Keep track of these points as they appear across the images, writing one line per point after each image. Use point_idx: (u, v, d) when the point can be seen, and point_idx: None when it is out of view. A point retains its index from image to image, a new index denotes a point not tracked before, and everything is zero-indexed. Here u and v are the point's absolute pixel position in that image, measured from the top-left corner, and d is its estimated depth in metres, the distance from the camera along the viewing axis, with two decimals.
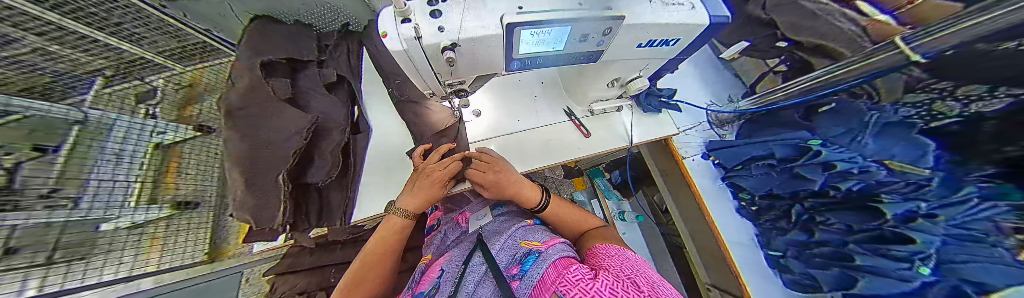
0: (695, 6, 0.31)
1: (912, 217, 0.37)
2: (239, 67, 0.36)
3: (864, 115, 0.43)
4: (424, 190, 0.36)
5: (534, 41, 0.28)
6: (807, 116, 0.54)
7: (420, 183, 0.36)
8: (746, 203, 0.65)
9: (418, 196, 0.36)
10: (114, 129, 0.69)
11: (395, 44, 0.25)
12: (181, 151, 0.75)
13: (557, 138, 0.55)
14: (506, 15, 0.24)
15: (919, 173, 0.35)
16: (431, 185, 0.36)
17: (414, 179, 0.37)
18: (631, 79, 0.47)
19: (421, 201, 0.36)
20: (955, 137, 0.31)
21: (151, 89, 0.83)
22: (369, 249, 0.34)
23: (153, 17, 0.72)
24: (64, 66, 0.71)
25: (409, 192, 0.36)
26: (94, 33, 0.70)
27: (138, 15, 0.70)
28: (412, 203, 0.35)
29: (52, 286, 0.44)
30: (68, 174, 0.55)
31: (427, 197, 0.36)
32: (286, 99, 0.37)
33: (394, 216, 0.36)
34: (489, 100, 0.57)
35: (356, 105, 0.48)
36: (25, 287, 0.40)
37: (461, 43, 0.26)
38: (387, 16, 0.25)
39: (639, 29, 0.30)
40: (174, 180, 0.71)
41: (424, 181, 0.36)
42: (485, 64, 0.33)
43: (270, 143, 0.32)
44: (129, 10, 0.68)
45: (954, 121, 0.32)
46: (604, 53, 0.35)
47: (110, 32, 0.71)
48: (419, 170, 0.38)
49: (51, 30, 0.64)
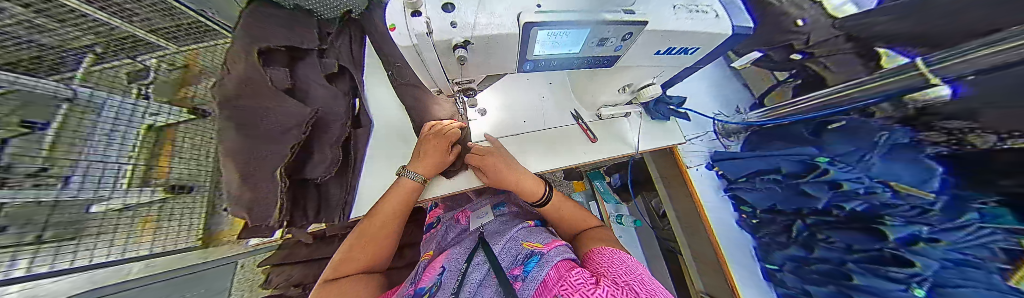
0: (718, 14, 0.30)
1: (914, 241, 0.37)
2: (235, 50, 0.33)
3: (876, 135, 0.42)
4: (433, 155, 0.42)
5: (550, 42, 0.26)
6: (816, 132, 0.53)
7: (430, 150, 0.42)
8: (746, 216, 0.66)
9: (430, 160, 0.42)
10: (104, 109, 0.65)
11: (404, 39, 0.23)
12: (176, 135, 0.72)
13: (563, 142, 0.54)
14: (524, 13, 0.22)
15: (924, 196, 0.35)
16: (438, 152, 0.42)
17: (422, 148, 0.42)
18: (642, 86, 0.46)
19: (433, 165, 0.42)
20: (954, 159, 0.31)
21: (144, 68, 0.80)
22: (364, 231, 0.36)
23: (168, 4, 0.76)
24: (53, 41, 0.67)
25: (423, 157, 0.42)
26: (82, 6, 0.68)
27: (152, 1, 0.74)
28: (425, 167, 0.41)
29: (39, 269, 0.41)
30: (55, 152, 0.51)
31: (436, 163, 0.42)
32: (285, 91, 0.35)
33: (405, 179, 0.40)
34: (496, 100, 0.56)
35: (356, 97, 0.49)
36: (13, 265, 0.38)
37: (474, 41, 0.24)
38: (395, 7, 0.23)
39: (661, 36, 0.28)
40: (169, 164, 0.68)
41: (433, 148, 0.42)
42: (496, 64, 0.31)
43: (268, 137, 0.30)
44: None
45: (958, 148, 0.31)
46: (620, 58, 0.34)
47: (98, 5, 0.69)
48: (426, 139, 0.43)
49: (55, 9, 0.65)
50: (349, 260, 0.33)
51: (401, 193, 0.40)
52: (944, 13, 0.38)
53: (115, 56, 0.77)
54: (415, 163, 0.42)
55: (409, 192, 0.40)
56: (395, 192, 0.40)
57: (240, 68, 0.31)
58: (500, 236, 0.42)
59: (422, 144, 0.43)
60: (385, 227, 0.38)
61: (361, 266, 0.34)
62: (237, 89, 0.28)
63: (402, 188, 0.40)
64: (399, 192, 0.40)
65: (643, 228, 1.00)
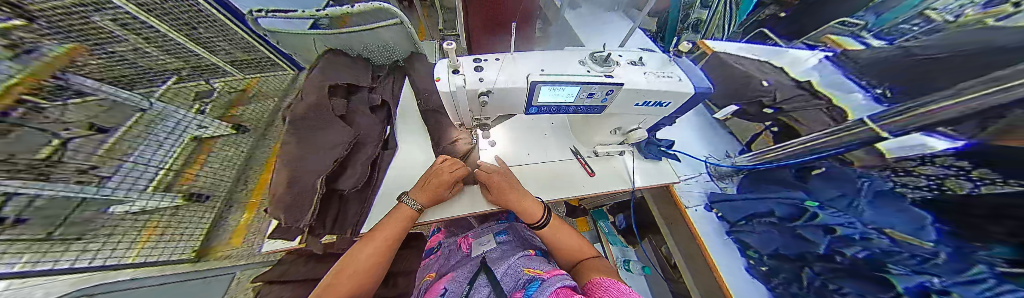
0: (681, 79, 0.39)
1: (927, 293, 0.32)
2: (314, 87, 0.49)
3: (858, 182, 0.47)
4: (431, 190, 0.43)
5: (552, 94, 0.35)
6: (801, 177, 0.58)
7: (430, 181, 0.44)
8: (754, 262, 0.61)
9: (428, 193, 0.43)
10: (169, 118, 0.87)
11: (444, 86, 0.31)
12: (213, 144, 0.93)
13: (565, 174, 0.59)
14: (532, 75, 0.32)
15: (924, 246, 0.34)
16: (437, 185, 0.44)
17: (425, 178, 0.45)
18: (631, 129, 0.53)
19: (430, 196, 0.43)
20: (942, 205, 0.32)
21: (209, 89, 1.07)
22: (360, 256, 0.36)
23: (235, 33, 0.99)
24: (150, 63, 0.92)
25: (423, 184, 0.44)
26: (175, 36, 0.90)
27: (223, 29, 0.96)
28: (425, 194, 0.43)
29: (39, 265, 0.42)
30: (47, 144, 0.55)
31: (433, 195, 0.43)
32: (338, 117, 0.46)
33: (402, 204, 0.42)
34: (507, 133, 0.64)
35: (389, 124, 0.57)
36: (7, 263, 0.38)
37: (494, 91, 0.32)
38: (442, 67, 0.33)
39: (637, 93, 0.37)
40: (194, 172, 0.84)
41: (433, 179, 0.44)
42: (510, 108, 0.39)
43: (318, 148, 0.39)
44: (219, 26, 0.94)
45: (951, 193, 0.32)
46: (608, 108, 0.42)
47: (197, 39, 0.95)
48: (430, 171, 0.46)
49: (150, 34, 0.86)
50: (334, 287, 0.31)
51: (399, 216, 0.41)
52: (921, 87, 0.43)
53: (191, 79, 1.04)
54: (415, 190, 0.43)
55: (406, 217, 0.41)
56: (393, 215, 0.41)
57: (313, 100, 0.46)
58: (501, 262, 0.42)
59: (427, 175, 0.45)
60: (379, 252, 0.37)
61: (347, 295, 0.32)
62: (304, 115, 0.42)
63: (399, 213, 0.41)
64: (397, 215, 0.41)
65: (654, 277, 0.92)
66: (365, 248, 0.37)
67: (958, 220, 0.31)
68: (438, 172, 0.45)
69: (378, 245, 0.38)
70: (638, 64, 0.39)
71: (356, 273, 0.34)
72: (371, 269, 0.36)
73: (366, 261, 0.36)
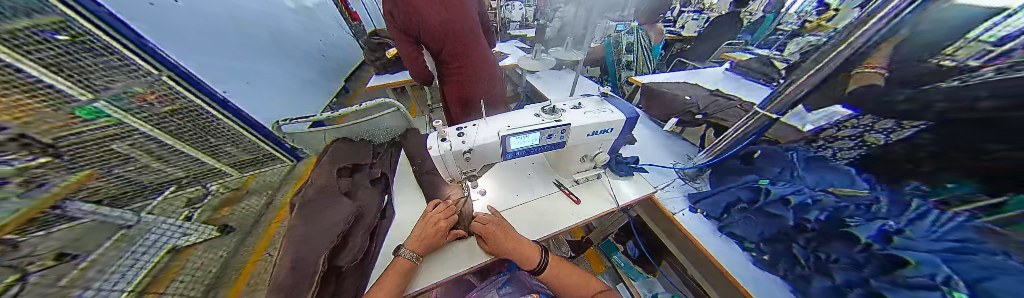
0: (611, 112, 0.54)
1: (888, 236, 0.39)
2: (322, 171, 0.59)
3: (787, 155, 0.60)
4: (428, 234, 0.45)
5: (519, 141, 0.45)
6: (748, 162, 0.69)
7: (426, 228, 0.46)
8: (755, 253, 0.58)
9: (425, 239, 0.45)
10: (151, 231, 0.67)
11: (436, 152, 0.40)
12: (190, 254, 0.70)
13: (552, 206, 0.63)
14: (501, 131, 0.43)
15: (861, 193, 0.45)
16: (433, 230, 0.46)
17: (419, 226, 0.47)
18: (595, 155, 0.64)
19: (426, 243, 0.45)
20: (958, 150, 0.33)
21: (206, 192, 0.89)
22: None
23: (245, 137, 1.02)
24: (151, 179, 0.76)
25: (416, 234, 0.45)
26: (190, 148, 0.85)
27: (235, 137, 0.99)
28: (417, 245, 0.44)
29: None
30: (82, 273, 0.47)
31: (431, 240, 0.45)
32: (343, 194, 0.54)
33: (399, 257, 0.42)
34: (493, 181, 0.70)
35: (388, 193, 0.60)
36: None
37: (474, 147, 0.42)
38: (432, 137, 0.43)
39: (581, 127, 0.49)
40: (166, 286, 0.60)
41: (431, 226, 0.47)
42: (490, 157, 0.48)
43: (321, 228, 0.46)
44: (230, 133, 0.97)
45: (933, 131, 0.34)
46: (566, 142, 0.52)
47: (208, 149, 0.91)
48: (425, 217, 0.49)
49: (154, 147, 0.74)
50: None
51: (393, 274, 0.39)
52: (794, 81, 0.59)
53: (189, 185, 0.86)
54: (409, 241, 0.44)
55: (401, 271, 0.40)
56: (388, 274, 0.39)
57: (320, 183, 0.55)
58: None
59: (421, 222, 0.48)
60: None
61: None
62: (308, 200, 0.51)
63: (395, 268, 0.40)
64: (392, 272, 0.39)
65: None
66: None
67: (919, 166, 0.38)
68: (432, 216, 0.49)
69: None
70: (578, 107, 0.53)
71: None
72: None
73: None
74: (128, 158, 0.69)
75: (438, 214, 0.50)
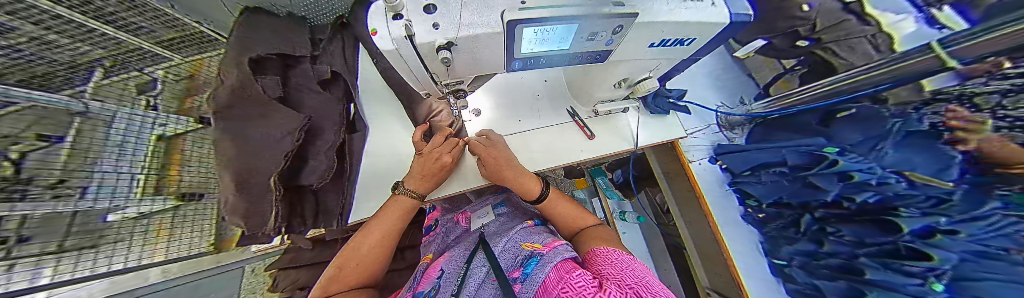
0: (715, 1, 0.28)
1: (930, 233, 0.37)
2: (227, 61, 0.36)
3: (886, 123, 0.42)
4: (427, 174, 0.42)
5: (535, 39, 0.25)
6: (825, 121, 0.53)
7: (422, 166, 0.42)
8: (752, 210, 0.68)
9: (426, 178, 0.43)
10: (113, 124, 0.59)
11: (385, 43, 0.23)
12: (183, 142, 0.63)
13: (561, 139, 0.55)
14: (506, 10, 0.21)
15: (943, 186, 0.35)
16: (435, 170, 0.43)
17: (418, 164, 0.43)
18: (639, 80, 0.45)
19: (426, 182, 0.43)
20: (988, 157, 0.30)
21: (151, 80, 0.70)
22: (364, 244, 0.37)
23: (156, 8, 0.62)
24: (62, 56, 0.58)
25: (415, 175, 0.42)
26: (90, 22, 0.59)
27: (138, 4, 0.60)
28: (420, 186, 0.43)
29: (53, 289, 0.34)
30: (75, 159, 0.50)
31: (433, 180, 0.43)
32: (277, 99, 0.36)
33: (399, 195, 0.42)
34: (491, 100, 0.57)
35: (350, 103, 0.51)
36: (35, 278, 0.36)
37: (458, 42, 0.24)
38: (376, 10, 0.22)
39: (650, 27, 0.27)
40: (178, 174, 0.60)
41: (426, 166, 0.42)
42: (484, 62, 0.31)
43: (262, 145, 0.32)
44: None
45: (998, 126, 0.29)
46: (612, 53, 0.33)
47: (111, 22, 0.61)
48: (421, 155, 0.43)
49: (47, 20, 0.53)
50: (339, 278, 0.33)
51: (397, 207, 0.42)
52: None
53: (122, 68, 0.66)
54: (410, 179, 0.43)
55: (408, 206, 0.43)
56: (391, 207, 0.42)
57: (230, 78, 0.32)
58: (499, 238, 0.46)
59: (420, 158, 0.43)
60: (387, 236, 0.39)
61: (352, 283, 0.34)
62: (231, 102, 0.30)
63: (399, 204, 0.42)
64: (396, 207, 0.42)
65: (646, 223, 0.99)
66: (366, 240, 0.38)
67: (988, 165, 0.31)
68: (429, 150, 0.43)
69: (377, 237, 0.39)
70: None
71: (356, 267, 0.35)
72: (380, 256, 0.38)
73: (365, 253, 0.37)
74: (21, 34, 0.49)
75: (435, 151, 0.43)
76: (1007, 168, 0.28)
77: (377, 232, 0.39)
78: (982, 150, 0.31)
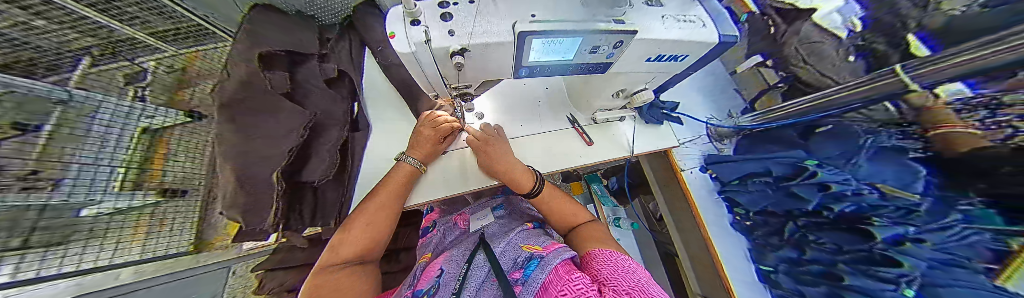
0: (706, 24, 0.31)
1: (901, 241, 0.41)
2: (233, 53, 0.35)
3: (860, 139, 0.46)
4: (424, 144, 0.46)
5: (544, 49, 0.27)
6: (805, 135, 0.57)
7: (420, 138, 0.46)
8: (740, 218, 0.71)
9: (423, 148, 0.46)
10: (97, 109, 0.55)
11: (403, 46, 0.24)
12: (169, 142, 0.60)
13: (561, 144, 0.57)
14: (518, 22, 0.23)
15: (910, 197, 0.39)
16: (429, 141, 0.46)
17: (416, 136, 0.46)
18: (635, 91, 0.48)
19: (425, 151, 0.47)
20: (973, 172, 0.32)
21: (141, 70, 0.68)
22: (363, 220, 0.38)
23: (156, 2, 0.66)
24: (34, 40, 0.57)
25: (415, 146, 0.46)
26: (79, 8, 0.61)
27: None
28: (420, 153, 0.47)
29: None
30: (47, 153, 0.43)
31: (429, 150, 0.47)
32: (284, 95, 0.36)
33: (401, 162, 0.45)
34: (494, 104, 0.58)
35: (355, 100, 0.53)
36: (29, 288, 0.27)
37: (471, 49, 0.25)
38: (395, 16, 0.24)
39: (650, 44, 0.29)
40: (161, 167, 0.58)
41: (424, 138, 0.46)
42: (492, 69, 0.32)
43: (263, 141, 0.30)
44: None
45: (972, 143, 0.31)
46: (613, 65, 0.35)
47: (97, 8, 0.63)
48: (417, 129, 0.47)
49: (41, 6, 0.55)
50: (343, 247, 0.34)
51: (399, 175, 0.44)
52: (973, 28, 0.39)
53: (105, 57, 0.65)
54: (410, 149, 0.47)
55: (407, 175, 0.45)
56: (395, 175, 0.44)
57: (239, 71, 0.31)
58: (500, 239, 0.46)
59: (417, 134, 0.46)
60: (385, 213, 0.40)
61: (356, 253, 0.35)
62: (237, 96, 0.29)
63: (400, 172, 0.44)
64: (398, 175, 0.44)
65: (639, 230, 1.01)
66: (365, 213, 0.39)
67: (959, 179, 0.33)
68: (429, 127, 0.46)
69: (380, 208, 0.40)
70: (653, 5, 0.30)
71: (360, 234, 0.37)
72: (380, 232, 0.39)
73: (366, 227, 0.38)
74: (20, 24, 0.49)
75: (426, 132, 0.46)
76: (979, 182, 0.31)
77: (374, 207, 0.40)
78: (966, 165, 0.32)
